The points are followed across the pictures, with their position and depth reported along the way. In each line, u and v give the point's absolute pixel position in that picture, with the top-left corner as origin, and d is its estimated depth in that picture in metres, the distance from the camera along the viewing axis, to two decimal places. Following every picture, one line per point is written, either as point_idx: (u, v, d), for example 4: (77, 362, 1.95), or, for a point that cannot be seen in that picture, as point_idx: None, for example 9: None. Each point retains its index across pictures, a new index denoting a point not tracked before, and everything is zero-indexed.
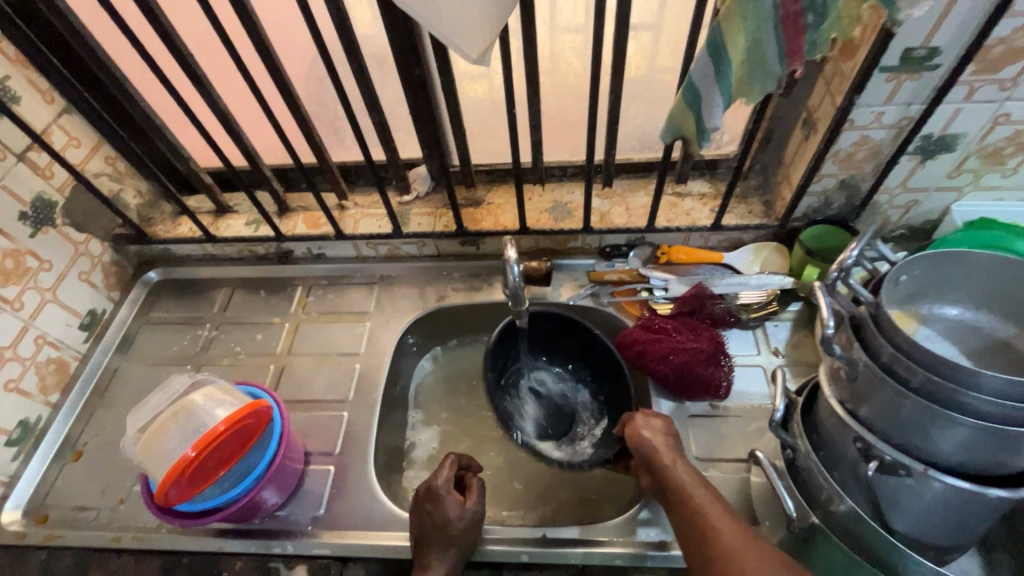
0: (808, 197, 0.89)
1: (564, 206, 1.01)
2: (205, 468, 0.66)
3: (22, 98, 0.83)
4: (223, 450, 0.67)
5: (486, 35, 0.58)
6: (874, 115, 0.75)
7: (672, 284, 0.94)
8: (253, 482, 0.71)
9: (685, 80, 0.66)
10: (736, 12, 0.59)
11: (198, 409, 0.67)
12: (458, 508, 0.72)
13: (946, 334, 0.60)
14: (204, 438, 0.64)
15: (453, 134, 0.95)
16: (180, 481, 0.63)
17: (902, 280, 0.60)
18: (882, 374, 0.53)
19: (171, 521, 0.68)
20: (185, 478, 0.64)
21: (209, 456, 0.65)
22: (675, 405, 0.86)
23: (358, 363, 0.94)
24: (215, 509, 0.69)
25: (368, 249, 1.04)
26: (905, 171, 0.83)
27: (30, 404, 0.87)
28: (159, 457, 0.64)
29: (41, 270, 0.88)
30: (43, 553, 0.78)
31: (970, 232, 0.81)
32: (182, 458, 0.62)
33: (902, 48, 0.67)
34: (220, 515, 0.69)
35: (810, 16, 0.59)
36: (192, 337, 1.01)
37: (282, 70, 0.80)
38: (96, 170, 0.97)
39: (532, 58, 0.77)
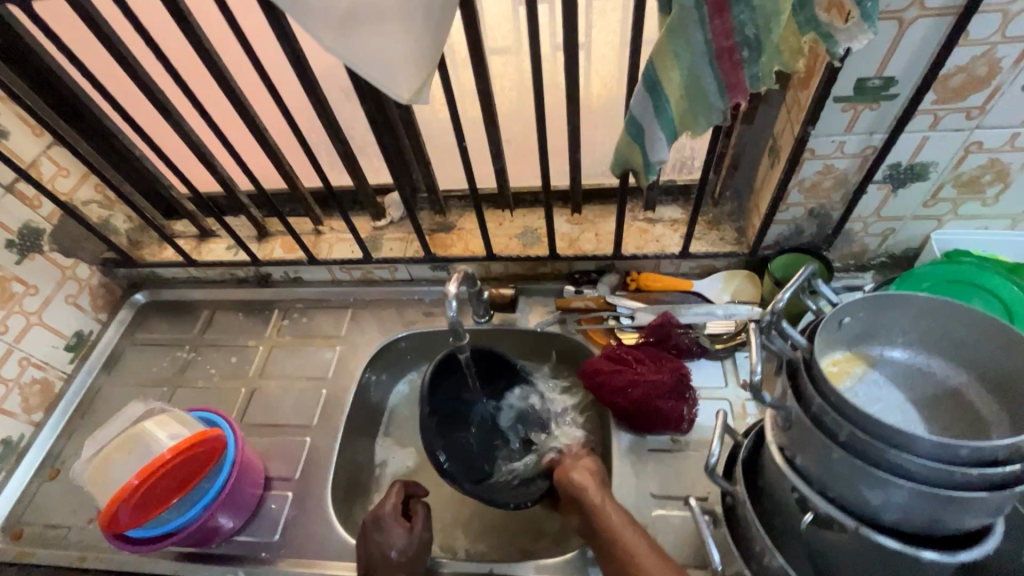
0: (777, 225, 0.86)
1: (533, 231, 1.00)
2: (155, 491, 0.68)
3: (11, 133, 0.89)
4: (175, 475, 0.69)
5: (417, 74, 0.59)
6: (835, 144, 0.73)
7: (640, 312, 0.92)
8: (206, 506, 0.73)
9: (626, 115, 0.65)
10: (667, 48, 0.58)
11: (149, 435, 0.69)
12: (403, 536, 0.73)
13: (894, 379, 0.57)
14: (150, 466, 0.66)
15: (420, 162, 0.96)
16: (127, 504, 0.66)
17: (845, 322, 0.57)
18: (811, 425, 0.51)
19: (122, 547, 0.70)
20: (133, 502, 0.66)
21: (157, 480, 0.67)
22: (635, 439, 0.84)
23: (325, 388, 0.96)
24: (166, 535, 0.71)
25: (343, 274, 1.06)
26: (876, 201, 0.80)
27: (13, 423, 0.91)
28: (110, 480, 0.67)
29: (27, 294, 0.92)
30: (14, 569, 0.81)
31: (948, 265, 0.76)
32: (128, 484, 0.64)
33: (854, 78, 0.65)
34: (170, 540, 0.71)
35: (745, 51, 0.57)
36: (171, 359, 1.04)
37: (246, 104, 0.83)
38: (85, 199, 1.02)
39: (485, 90, 0.78)
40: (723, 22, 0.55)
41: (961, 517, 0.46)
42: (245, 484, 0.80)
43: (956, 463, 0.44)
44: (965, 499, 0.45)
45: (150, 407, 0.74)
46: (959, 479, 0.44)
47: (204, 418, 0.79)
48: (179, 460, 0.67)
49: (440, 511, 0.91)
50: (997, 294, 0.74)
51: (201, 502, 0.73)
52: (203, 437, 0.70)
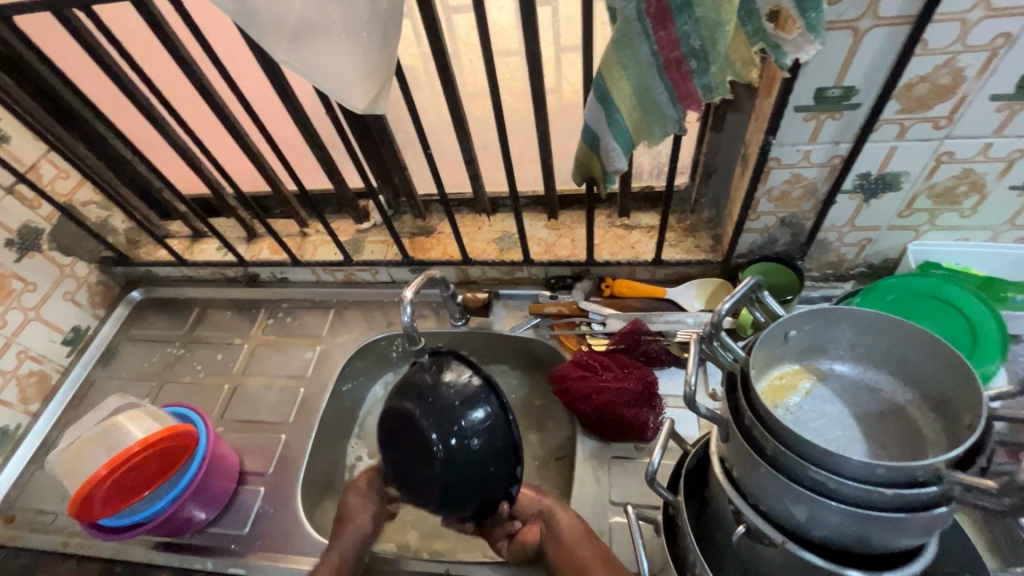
0: (749, 234, 0.85)
1: (510, 236, 1.01)
2: (125, 481, 0.71)
3: (11, 137, 0.93)
4: (144, 467, 0.72)
5: (371, 84, 0.60)
6: (801, 153, 0.72)
7: (611, 319, 0.92)
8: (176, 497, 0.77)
9: (582, 124, 0.66)
10: (615, 59, 0.58)
11: (122, 429, 0.73)
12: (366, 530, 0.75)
13: (841, 394, 0.57)
14: (118, 457, 0.69)
15: (398, 168, 0.98)
16: (97, 494, 0.69)
17: (791, 334, 0.57)
18: (743, 439, 0.51)
19: (95, 535, 0.73)
20: (104, 491, 0.70)
21: (127, 472, 0.70)
22: (599, 446, 0.84)
23: (303, 387, 0.98)
24: (138, 523, 0.74)
25: (326, 275, 1.09)
26: (848, 210, 0.79)
27: (10, 413, 0.96)
28: (84, 470, 0.70)
29: (25, 291, 0.97)
30: (4, 551, 0.86)
31: (930, 283, 0.74)
32: (96, 474, 0.68)
33: (814, 88, 0.64)
34: (140, 529, 0.74)
35: (693, 62, 0.57)
36: (162, 355, 1.08)
37: (227, 112, 0.85)
38: (85, 200, 1.06)
39: (452, 98, 0.79)
40: (668, 33, 0.55)
41: (884, 538, 0.46)
42: (218, 477, 0.83)
43: (875, 483, 0.44)
44: (885, 520, 0.44)
45: (126, 401, 0.78)
46: (878, 499, 0.44)
47: (181, 413, 0.83)
48: (147, 453, 0.71)
49: (410, 511, 0.92)
50: (947, 299, 0.74)
51: (172, 493, 0.76)
52: (173, 431, 0.73)
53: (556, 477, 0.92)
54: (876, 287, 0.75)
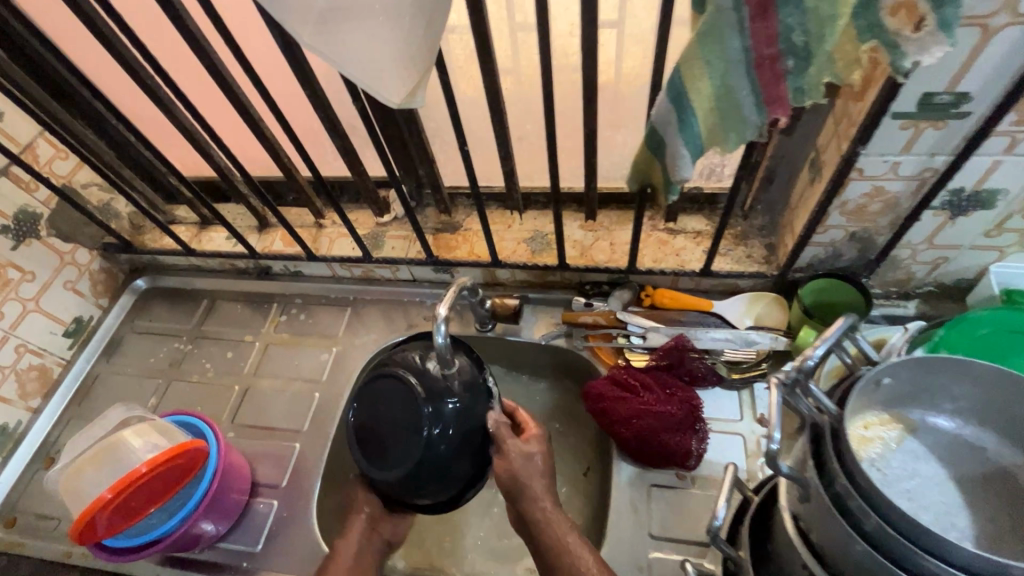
0: (812, 247, 0.77)
1: (543, 237, 0.93)
2: (133, 503, 0.67)
3: (4, 114, 0.85)
4: (153, 486, 0.68)
5: (410, 75, 0.52)
6: (888, 165, 0.63)
7: (652, 333, 0.85)
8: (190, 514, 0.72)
9: (646, 126, 0.58)
10: (697, 55, 0.50)
11: (129, 446, 0.68)
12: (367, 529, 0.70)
13: (935, 451, 0.50)
14: (124, 479, 0.64)
15: (424, 160, 0.89)
16: (104, 517, 0.65)
17: (885, 382, 0.50)
18: (834, 508, 0.44)
19: (105, 556, 0.70)
20: (110, 514, 0.65)
21: (133, 492, 0.66)
22: (637, 471, 0.78)
23: (318, 392, 0.93)
24: (148, 543, 0.70)
25: (343, 271, 1.01)
26: (929, 228, 0.71)
27: (9, 410, 0.91)
28: (86, 491, 0.65)
29: (23, 281, 0.91)
30: (6, 559, 0.82)
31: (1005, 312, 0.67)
32: (101, 498, 0.63)
33: (920, 93, 0.55)
34: (151, 549, 0.70)
35: (791, 60, 0.49)
36: (168, 350, 1.02)
37: (240, 95, 0.77)
38: (85, 181, 0.99)
39: (493, 89, 0.70)
40: (767, 26, 0.47)
41: None
42: (231, 488, 0.79)
43: None
44: None
45: (129, 413, 0.73)
46: None
47: (191, 422, 0.78)
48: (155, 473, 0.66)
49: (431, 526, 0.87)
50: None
51: (183, 510, 0.72)
52: (182, 450, 0.67)
53: (585, 498, 0.87)
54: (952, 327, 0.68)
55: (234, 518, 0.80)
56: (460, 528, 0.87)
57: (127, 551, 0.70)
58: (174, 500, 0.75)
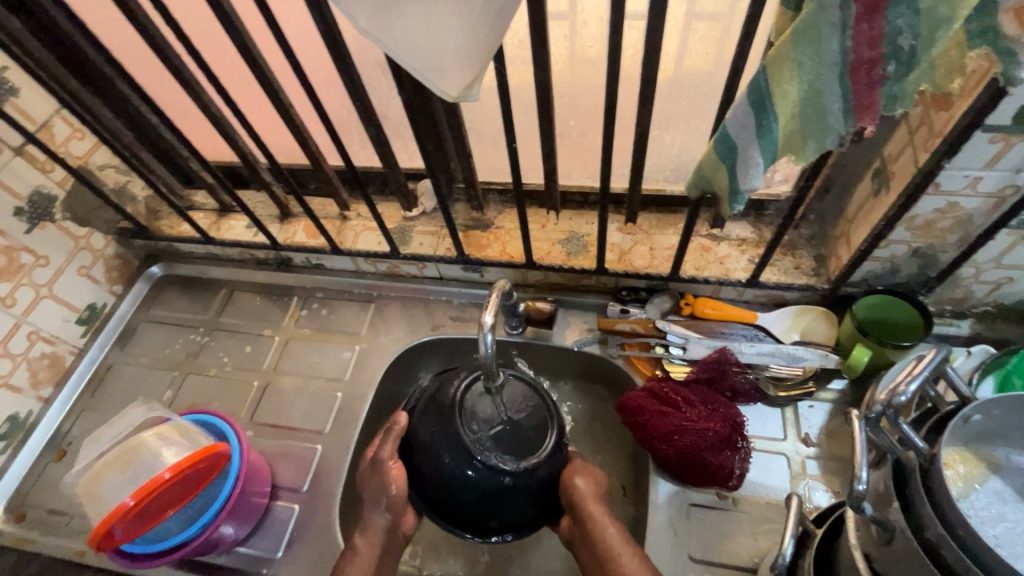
0: (870, 262, 0.73)
1: (580, 238, 0.89)
2: (154, 508, 0.64)
3: (20, 90, 0.81)
4: (175, 491, 0.65)
5: (471, 64, 0.48)
6: (967, 180, 0.59)
7: (692, 344, 0.82)
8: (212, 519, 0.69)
9: (718, 130, 0.53)
10: (788, 55, 0.46)
11: (148, 449, 0.64)
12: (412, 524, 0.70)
13: (1022, 492, 0.47)
14: (147, 485, 0.60)
15: (459, 154, 0.85)
16: (124, 523, 0.62)
17: (974, 419, 0.46)
18: (924, 557, 0.41)
19: (123, 563, 0.67)
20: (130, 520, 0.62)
21: (155, 497, 0.63)
22: (676, 489, 0.75)
23: (341, 391, 0.90)
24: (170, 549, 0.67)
25: (367, 265, 0.98)
26: (1000, 247, 0.66)
27: (21, 399, 0.88)
28: (107, 495, 0.62)
29: (37, 266, 0.87)
30: (16, 554, 0.79)
31: None
32: (122, 504, 0.60)
33: (1018, 106, 0.51)
34: (172, 555, 0.67)
35: (891, 65, 0.45)
36: (184, 341, 0.99)
37: (271, 78, 0.72)
38: (102, 163, 0.95)
39: (545, 82, 0.66)
40: (872, 27, 0.42)
41: None
42: (252, 492, 0.76)
43: None
44: None
45: (151, 412, 0.70)
46: None
47: (211, 420, 0.75)
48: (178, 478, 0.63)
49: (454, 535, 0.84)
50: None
51: (205, 515, 0.69)
52: (206, 454, 0.64)
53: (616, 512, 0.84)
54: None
55: (254, 523, 0.77)
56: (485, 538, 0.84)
57: (147, 558, 0.67)
58: (195, 503, 0.72)
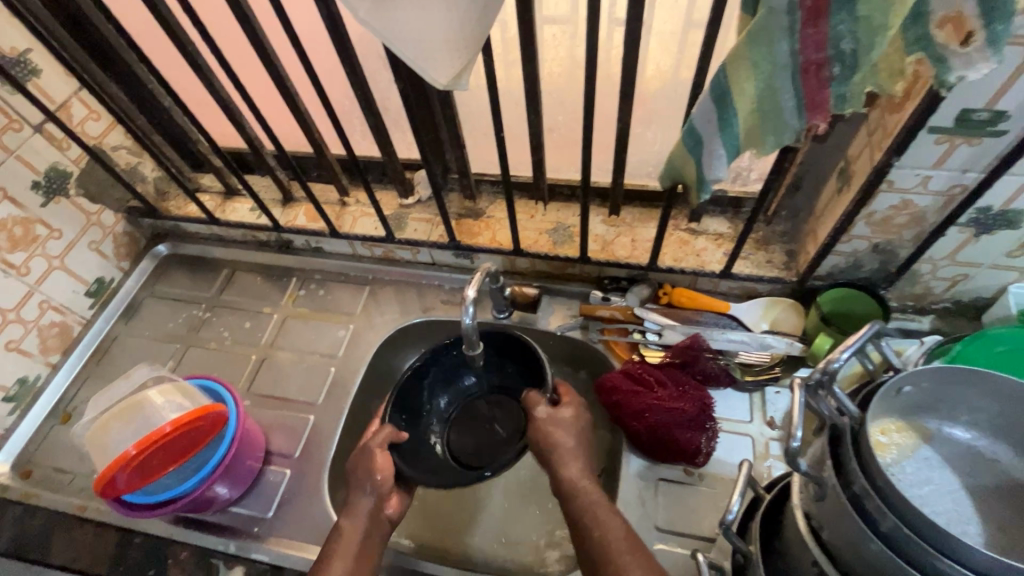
0: (834, 256, 0.78)
1: (565, 229, 0.94)
2: (155, 461, 0.69)
3: (42, 71, 0.86)
4: (174, 447, 0.70)
5: (458, 54, 0.53)
6: (919, 178, 0.64)
7: (668, 331, 0.86)
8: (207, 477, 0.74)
9: (685, 124, 0.58)
10: (744, 55, 0.51)
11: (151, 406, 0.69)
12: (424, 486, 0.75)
13: (950, 460, 0.51)
14: (148, 438, 0.66)
15: (453, 145, 0.90)
16: (126, 472, 0.67)
17: (905, 390, 0.51)
18: (851, 507, 0.46)
19: (122, 512, 0.72)
20: (131, 471, 0.67)
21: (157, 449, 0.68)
22: (646, 465, 0.79)
23: (334, 367, 0.94)
24: (168, 501, 0.72)
25: (364, 250, 1.02)
26: (953, 244, 0.71)
27: (30, 363, 0.92)
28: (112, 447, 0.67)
29: (50, 238, 0.92)
30: (20, 509, 0.84)
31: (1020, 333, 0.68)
32: (125, 454, 0.65)
33: (959, 109, 0.56)
34: (170, 507, 0.72)
35: (837, 67, 0.50)
36: (187, 316, 1.04)
37: (277, 66, 0.77)
38: (115, 144, 1.00)
39: (532, 76, 0.70)
40: (818, 31, 0.47)
41: None
42: (247, 456, 0.80)
43: None
44: None
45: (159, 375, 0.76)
46: None
47: (211, 386, 0.79)
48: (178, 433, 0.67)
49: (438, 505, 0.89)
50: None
51: (200, 473, 0.74)
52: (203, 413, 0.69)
53: None
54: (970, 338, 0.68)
55: (246, 486, 0.82)
56: (465, 509, 0.89)
57: (144, 509, 0.72)
58: (192, 462, 0.77)
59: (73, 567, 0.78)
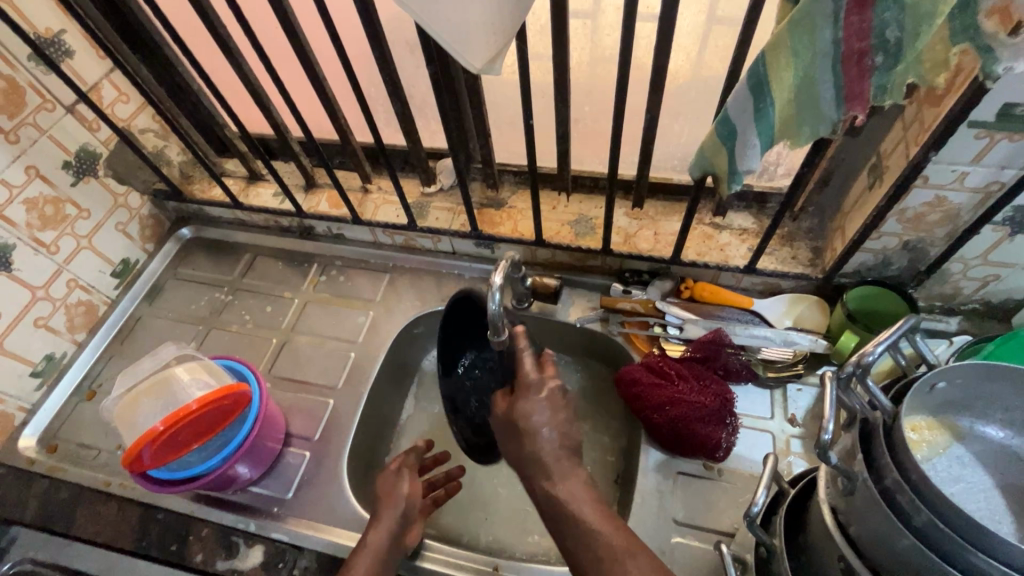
0: (862, 253, 0.77)
1: (588, 221, 0.94)
2: (181, 436, 0.70)
3: (75, 52, 0.87)
4: (199, 423, 0.71)
5: (494, 39, 0.53)
6: (955, 174, 0.63)
7: (689, 325, 0.86)
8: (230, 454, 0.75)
9: (719, 113, 0.58)
10: (784, 44, 0.50)
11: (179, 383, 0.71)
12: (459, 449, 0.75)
13: (982, 459, 0.51)
14: (176, 414, 0.67)
15: (477, 133, 0.90)
16: (153, 446, 0.68)
17: (939, 386, 0.50)
18: (883, 503, 0.45)
19: (146, 485, 0.73)
20: (157, 446, 0.68)
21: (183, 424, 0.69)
22: (664, 458, 0.79)
23: (353, 352, 0.95)
24: (192, 479, 0.73)
25: (385, 237, 1.03)
26: (987, 243, 0.70)
27: (57, 340, 0.94)
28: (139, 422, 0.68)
29: (79, 217, 0.93)
30: (45, 482, 0.85)
31: None
32: (153, 430, 0.66)
33: (1001, 103, 0.55)
34: (193, 485, 0.73)
35: (880, 56, 0.49)
36: (209, 299, 1.05)
37: (307, 50, 0.77)
38: (142, 127, 1.01)
39: (563, 64, 0.70)
40: (862, 19, 0.47)
41: None
42: (269, 437, 0.81)
43: None
44: None
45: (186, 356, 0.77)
46: None
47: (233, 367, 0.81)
48: (202, 410, 0.68)
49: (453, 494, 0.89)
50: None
51: (224, 451, 0.75)
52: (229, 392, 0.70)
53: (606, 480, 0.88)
54: (1001, 338, 0.68)
55: (266, 466, 0.83)
56: (479, 497, 0.89)
57: (168, 484, 0.73)
58: (215, 440, 0.78)
59: (98, 540, 0.79)
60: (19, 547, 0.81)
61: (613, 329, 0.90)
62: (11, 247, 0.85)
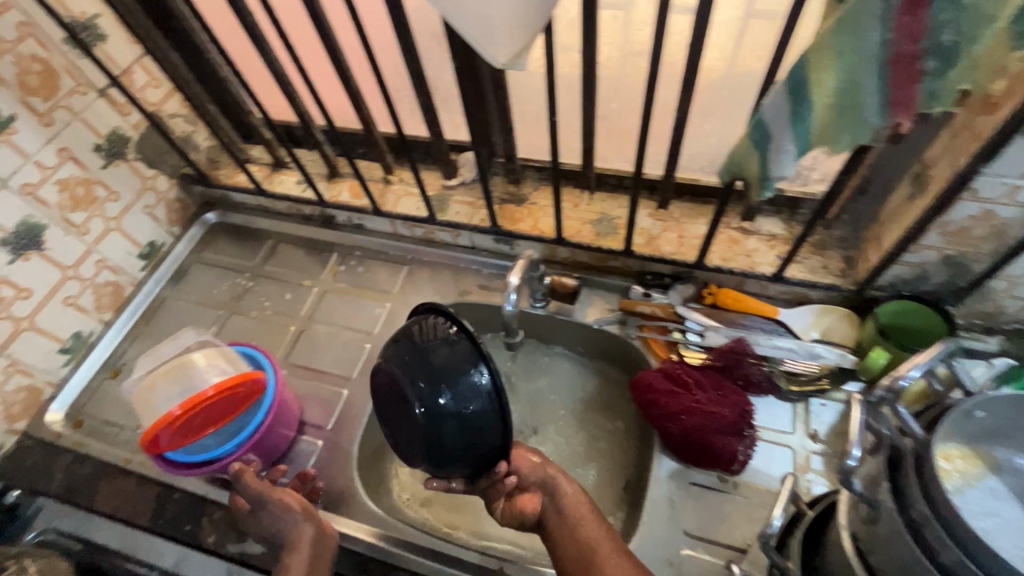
0: (899, 265, 0.73)
1: (610, 220, 0.92)
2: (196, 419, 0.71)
3: (108, 36, 0.89)
4: (214, 408, 0.72)
5: (519, 34, 0.52)
6: (1005, 188, 0.59)
7: (710, 332, 0.83)
8: (245, 440, 0.76)
9: (754, 117, 0.55)
10: (828, 43, 0.47)
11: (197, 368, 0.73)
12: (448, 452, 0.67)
13: (1016, 492, 0.48)
14: (192, 399, 0.68)
15: (502, 127, 0.88)
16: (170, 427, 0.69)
17: (977, 415, 0.47)
18: (907, 536, 0.43)
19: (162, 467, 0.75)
20: (174, 429, 0.70)
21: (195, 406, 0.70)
22: (678, 468, 0.77)
23: (369, 343, 0.95)
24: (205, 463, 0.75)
25: (405, 229, 1.03)
26: None
27: (85, 318, 0.96)
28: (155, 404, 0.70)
29: (108, 200, 0.95)
30: (70, 456, 0.88)
31: None
32: (169, 413, 0.67)
33: None
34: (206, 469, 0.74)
35: (932, 61, 0.46)
36: (231, 284, 1.06)
37: (332, 39, 0.77)
38: (172, 112, 1.02)
39: (591, 59, 0.68)
40: (915, 20, 0.44)
41: None
42: (284, 425, 0.82)
43: None
44: None
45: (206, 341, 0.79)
46: None
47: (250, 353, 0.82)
48: (219, 396, 0.70)
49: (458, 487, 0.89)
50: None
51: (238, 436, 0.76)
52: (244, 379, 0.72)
53: (616, 485, 0.87)
54: None
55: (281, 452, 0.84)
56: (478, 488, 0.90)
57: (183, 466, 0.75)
58: (230, 425, 0.79)
59: (117, 515, 0.82)
60: (44, 517, 0.85)
61: (631, 333, 0.88)
62: (44, 227, 0.87)
